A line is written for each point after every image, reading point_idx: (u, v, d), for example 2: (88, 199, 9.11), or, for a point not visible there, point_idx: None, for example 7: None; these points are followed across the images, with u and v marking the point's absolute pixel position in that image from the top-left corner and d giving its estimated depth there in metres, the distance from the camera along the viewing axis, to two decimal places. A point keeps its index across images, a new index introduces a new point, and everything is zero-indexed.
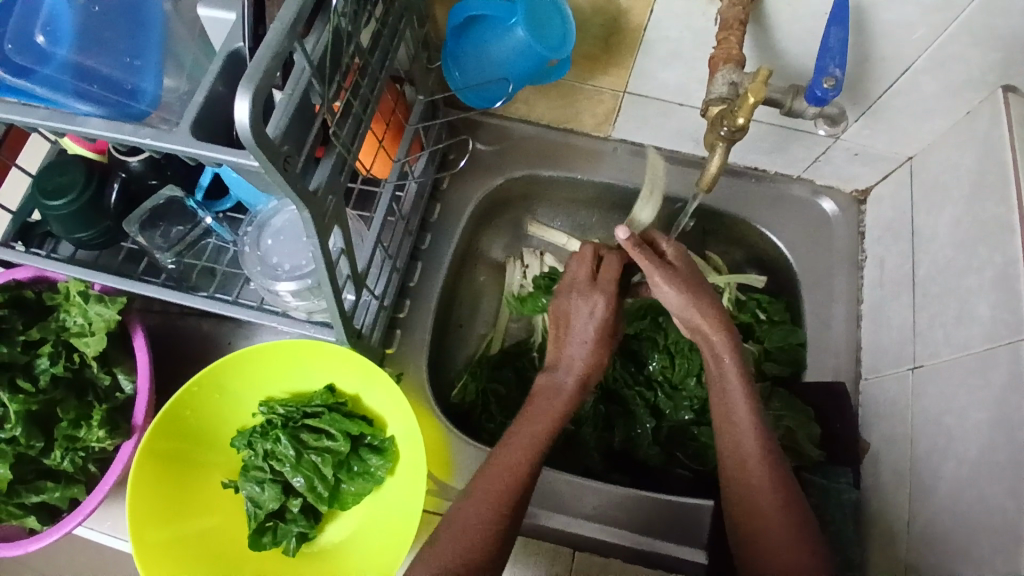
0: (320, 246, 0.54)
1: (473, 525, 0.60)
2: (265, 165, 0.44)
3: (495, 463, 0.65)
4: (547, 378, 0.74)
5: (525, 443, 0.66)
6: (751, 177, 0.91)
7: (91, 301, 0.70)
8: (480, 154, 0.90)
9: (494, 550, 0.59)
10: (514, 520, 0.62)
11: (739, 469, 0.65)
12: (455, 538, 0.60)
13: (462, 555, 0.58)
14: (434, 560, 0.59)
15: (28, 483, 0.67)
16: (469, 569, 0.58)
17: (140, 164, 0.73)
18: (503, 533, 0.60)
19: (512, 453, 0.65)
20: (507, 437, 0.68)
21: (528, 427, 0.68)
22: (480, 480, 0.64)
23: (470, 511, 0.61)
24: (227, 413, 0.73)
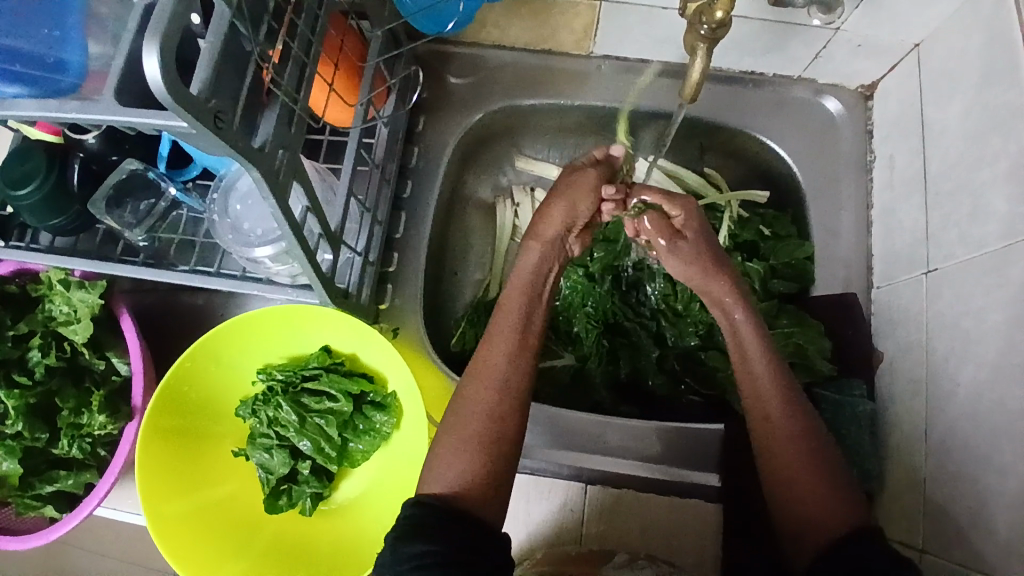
0: (279, 207, 0.51)
1: (474, 418, 0.59)
2: (194, 125, 0.41)
3: (484, 354, 0.63)
4: (524, 248, 0.70)
5: (511, 327, 0.64)
6: (747, 83, 0.84)
7: (72, 289, 0.69)
8: (455, 89, 0.85)
9: (502, 442, 0.59)
10: (516, 409, 0.61)
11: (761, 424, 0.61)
12: (458, 435, 0.59)
13: (473, 433, 0.59)
14: (443, 456, 0.58)
15: (41, 475, 0.69)
16: (479, 458, 0.58)
17: (97, 141, 0.70)
18: (505, 423, 0.60)
19: (498, 340, 0.63)
20: (491, 326, 0.65)
21: (508, 308, 0.65)
22: (472, 376, 0.62)
23: (467, 402, 0.60)
24: (229, 385, 0.73)
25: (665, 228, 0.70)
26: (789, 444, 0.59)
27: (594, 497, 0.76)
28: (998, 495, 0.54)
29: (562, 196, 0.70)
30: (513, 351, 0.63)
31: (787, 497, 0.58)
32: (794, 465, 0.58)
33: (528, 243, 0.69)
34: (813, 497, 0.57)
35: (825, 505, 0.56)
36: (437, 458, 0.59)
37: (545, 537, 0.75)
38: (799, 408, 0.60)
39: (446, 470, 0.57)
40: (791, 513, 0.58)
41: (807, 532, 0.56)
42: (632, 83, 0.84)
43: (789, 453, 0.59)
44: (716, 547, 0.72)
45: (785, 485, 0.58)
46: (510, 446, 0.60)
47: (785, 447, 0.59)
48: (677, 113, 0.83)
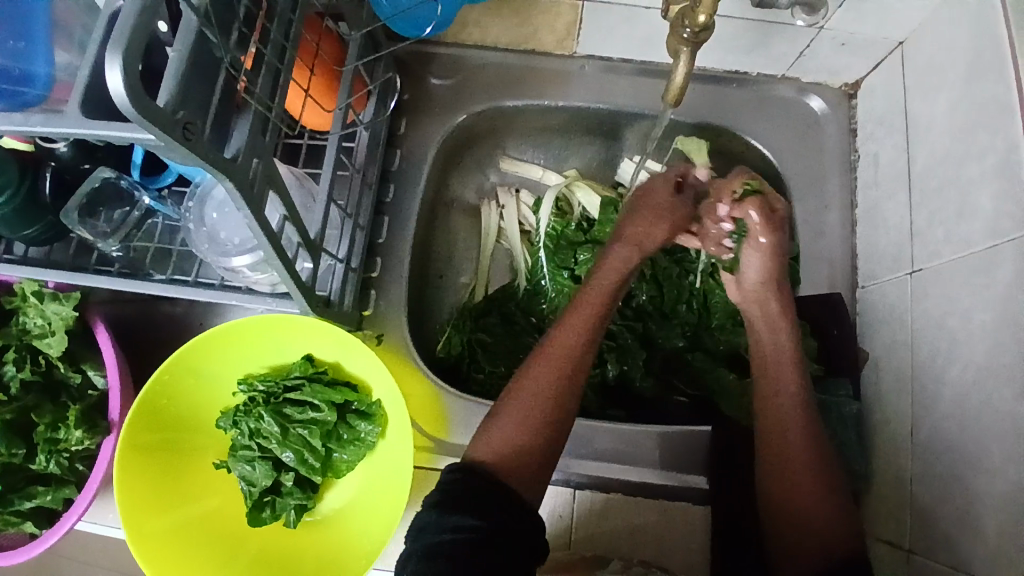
0: (255, 218, 0.50)
1: (541, 393, 0.63)
2: (160, 137, 0.40)
3: (557, 337, 0.66)
4: (609, 249, 0.74)
5: (585, 317, 0.68)
6: (732, 82, 0.84)
7: (46, 301, 0.68)
8: (437, 90, 0.84)
9: (555, 431, 0.62)
10: (574, 399, 0.64)
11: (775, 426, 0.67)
12: (520, 408, 0.62)
13: (530, 413, 0.62)
14: (499, 428, 0.61)
15: (19, 491, 0.67)
16: (534, 438, 0.61)
17: (68, 149, 0.69)
18: (563, 411, 0.63)
19: (572, 328, 0.67)
20: (567, 312, 0.69)
21: (589, 297, 0.69)
22: (542, 355, 0.66)
23: (532, 382, 0.64)
24: (209, 396, 0.72)
25: (766, 222, 0.72)
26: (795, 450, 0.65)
27: (582, 504, 0.75)
28: (985, 495, 0.54)
29: (648, 207, 0.76)
30: (586, 340, 0.66)
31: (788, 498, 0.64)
32: (796, 468, 0.64)
33: (617, 242, 0.74)
34: (809, 501, 0.63)
35: (818, 510, 0.63)
36: (492, 428, 0.61)
37: None
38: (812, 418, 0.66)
39: (499, 442, 0.60)
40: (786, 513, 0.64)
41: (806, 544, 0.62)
42: (616, 82, 0.83)
43: (795, 458, 0.65)
44: (705, 550, 0.72)
45: (787, 487, 0.64)
46: (560, 435, 0.63)
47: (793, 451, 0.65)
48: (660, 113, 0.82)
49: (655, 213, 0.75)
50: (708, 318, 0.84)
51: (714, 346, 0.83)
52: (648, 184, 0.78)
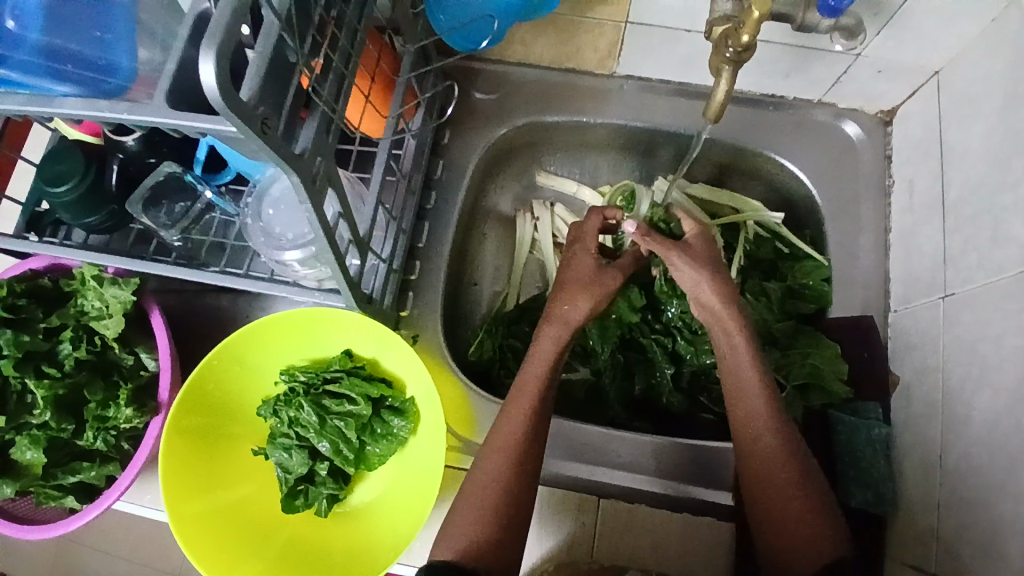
0: (314, 211, 0.53)
1: (485, 492, 0.64)
2: (242, 129, 0.43)
3: (500, 426, 0.67)
4: (539, 330, 0.72)
5: (526, 404, 0.67)
6: (768, 105, 0.85)
7: (105, 284, 0.71)
8: (480, 103, 0.87)
9: (511, 514, 0.64)
10: (527, 482, 0.65)
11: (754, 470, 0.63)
12: (469, 511, 0.64)
13: (484, 504, 0.64)
14: (457, 523, 0.64)
15: (63, 466, 0.70)
16: (488, 526, 0.63)
17: (136, 143, 0.73)
18: (515, 496, 0.64)
19: (515, 414, 0.67)
20: (510, 398, 0.68)
21: (528, 382, 0.68)
22: (485, 453, 0.66)
23: (482, 473, 0.65)
24: (253, 384, 0.75)
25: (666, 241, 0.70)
26: (775, 489, 0.61)
27: (607, 512, 0.75)
28: (1013, 520, 0.54)
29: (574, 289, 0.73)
30: (529, 424, 0.66)
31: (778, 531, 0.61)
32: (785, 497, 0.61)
33: (548, 324, 0.72)
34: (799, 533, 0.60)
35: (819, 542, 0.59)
36: (451, 525, 0.64)
37: (558, 549, 0.74)
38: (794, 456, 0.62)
39: (455, 537, 0.63)
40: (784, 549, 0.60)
41: (797, 562, 0.59)
42: (654, 102, 0.85)
43: (773, 494, 0.61)
44: (727, 566, 0.72)
45: (767, 521, 0.61)
46: (518, 517, 0.64)
47: (772, 488, 0.61)
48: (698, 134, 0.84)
49: (580, 289, 0.73)
50: None
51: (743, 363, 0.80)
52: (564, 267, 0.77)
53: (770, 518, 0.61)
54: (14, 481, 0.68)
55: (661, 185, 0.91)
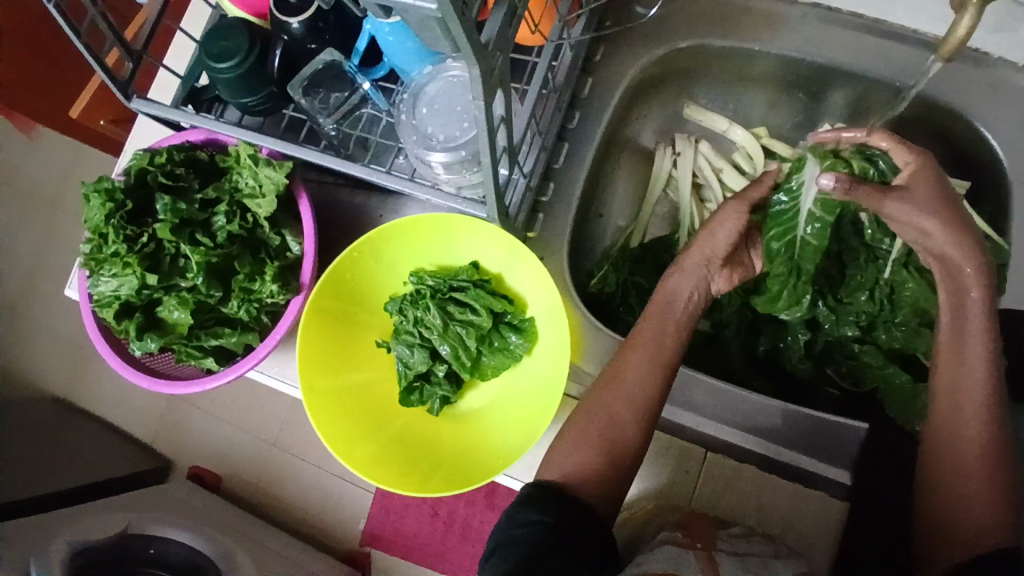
0: (486, 108, 0.51)
1: (602, 419, 0.63)
2: (444, 6, 0.41)
3: (624, 359, 0.65)
4: (673, 271, 0.70)
5: (652, 338, 0.65)
6: (969, 61, 0.74)
7: (260, 164, 0.74)
8: (640, 21, 0.81)
9: (628, 445, 0.62)
10: (647, 417, 0.63)
11: (947, 421, 0.60)
12: (585, 431, 0.63)
13: (601, 431, 0.63)
14: (570, 447, 0.63)
15: (207, 329, 0.75)
16: (603, 455, 0.62)
17: (300, 26, 0.73)
18: (633, 430, 0.63)
19: (641, 347, 0.65)
20: (634, 332, 0.67)
21: (654, 318, 0.67)
22: (607, 378, 0.65)
23: (600, 400, 0.64)
24: (383, 280, 0.77)
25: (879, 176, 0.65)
26: (962, 455, 0.59)
27: (711, 466, 0.74)
28: None
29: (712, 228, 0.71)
30: (656, 358, 0.64)
31: (947, 500, 0.59)
32: (967, 465, 0.58)
33: (681, 268, 0.70)
34: (967, 509, 0.57)
35: (987, 525, 0.56)
36: (562, 447, 0.64)
37: (656, 491, 0.75)
38: (998, 438, 0.58)
39: (567, 460, 0.62)
40: (942, 525, 0.58)
41: (960, 538, 0.56)
42: (840, 37, 0.76)
43: (958, 456, 0.59)
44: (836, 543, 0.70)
45: (940, 492, 0.59)
46: (635, 450, 0.63)
47: (958, 454, 0.59)
48: (912, 88, 0.75)
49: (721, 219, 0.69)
50: (890, 312, 0.76)
51: (887, 343, 0.76)
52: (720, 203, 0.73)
53: (942, 482, 0.59)
54: (159, 336, 0.74)
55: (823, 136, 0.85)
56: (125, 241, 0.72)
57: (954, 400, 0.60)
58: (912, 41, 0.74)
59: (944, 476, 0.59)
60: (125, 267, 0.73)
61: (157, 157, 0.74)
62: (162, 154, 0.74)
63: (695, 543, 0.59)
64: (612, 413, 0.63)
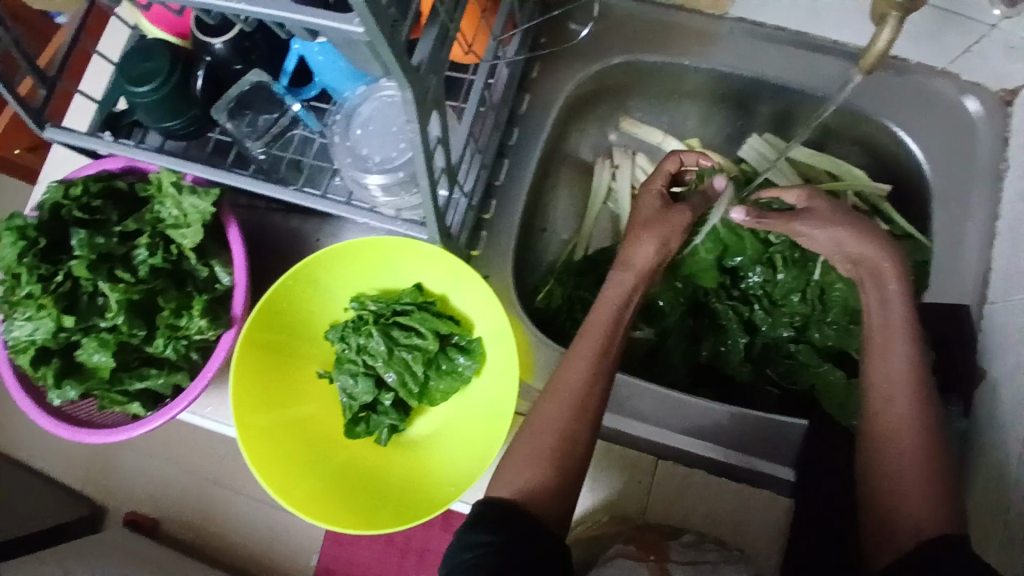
0: (421, 131, 0.49)
1: (547, 431, 0.61)
2: (371, 30, 0.40)
3: (566, 367, 0.64)
4: (612, 275, 0.71)
5: (593, 344, 0.64)
6: (890, 68, 0.78)
7: (183, 193, 0.70)
8: (575, 38, 0.82)
9: (573, 454, 0.61)
10: (589, 424, 0.62)
11: (881, 414, 0.62)
12: (532, 446, 0.61)
13: (545, 442, 0.61)
14: (514, 462, 0.61)
15: (131, 371, 0.70)
16: (548, 468, 0.60)
17: (224, 47, 0.70)
18: (577, 439, 0.61)
19: (582, 354, 0.64)
20: (574, 339, 0.66)
21: (594, 323, 0.66)
22: (551, 390, 0.63)
23: (544, 411, 0.62)
24: (323, 307, 0.74)
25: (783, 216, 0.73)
26: (897, 445, 0.60)
27: (663, 475, 0.75)
28: None
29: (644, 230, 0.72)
30: (596, 363, 0.64)
31: (889, 493, 0.59)
32: (903, 455, 0.59)
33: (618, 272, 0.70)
34: (909, 501, 0.57)
35: (925, 514, 0.56)
36: (508, 463, 0.61)
37: (609, 502, 0.74)
38: (931, 428, 0.60)
39: (513, 476, 0.60)
40: (886, 519, 0.58)
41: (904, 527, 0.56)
42: (767, 50, 0.79)
43: (893, 445, 0.60)
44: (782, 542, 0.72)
45: (881, 485, 0.60)
46: (580, 459, 0.61)
47: (895, 442, 0.60)
48: (834, 97, 0.78)
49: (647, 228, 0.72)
50: (822, 311, 0.79)
51: (822, 342, 0.79)
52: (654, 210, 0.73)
53: (883, 477, 0.60)
54: (79, 383, 0.69)
55: (753, 143, 0.87)
56: (39, 280, 0.67)
57: (885, 391, 0.62)
58: (834, 52, 0.78)
59: (884, 468, 0.60)
60: (40, 309, 0.67)
61: (71, 188, 0.69)
62: (77, 185, 0.69)
63: (646, 556, 0.59)
64: (556, 423, 0.62)
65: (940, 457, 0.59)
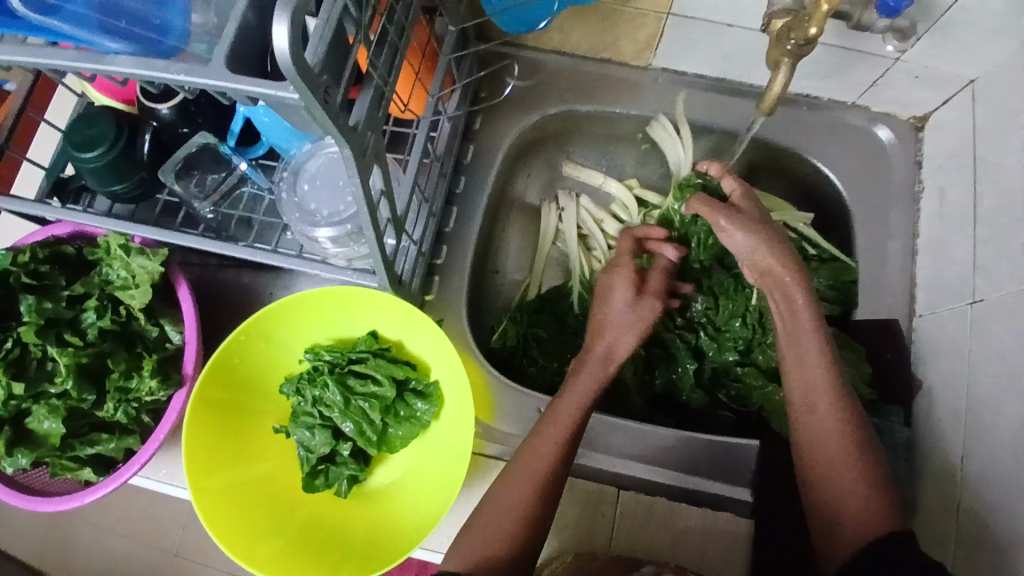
0: (361, 185, 0.51)
1: (510, 508, 0.62)
2: (305, 95, 0.42)
3: (533, 445, 0.65)
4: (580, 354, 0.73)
5: (562, 424, 0.66)
6: (804, 105, 0.85)
7: (132, 254, 0.70)
8: (513, 90, 0.86)
9: (532, 531, 0.61)
10: (551, 501, 0.63)
11: (807, 424, 0.65)
12: (492, 521, 0.61)
13: (508, 519, 0.61)
14: (475, 537, 0.61)
15: (81, 438, 0.68)
16: (508, 543, 0.60)
17: (170, 112, 0.71)
18: (539, 517, 0.62)
19: (550, 431, 0.65)
20: (543, 418, 0.67)
21: (564, 403, 0.68)
22: (528, 448, 0.65)
23: (510, 488, 0.63)
24: (277, 360, 0.74)
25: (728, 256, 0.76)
26: (832, 456, 0.62)
27: (626, 503, 0.75)
28: None
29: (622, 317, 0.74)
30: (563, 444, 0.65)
31: (831, 501, 0.61)
32: (840, 464, 0.61)
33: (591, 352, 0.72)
34: (849, 506, 0.59)
35: (864, 515, 0.58)
36: (467, 539, 0.61)
37: (574, 537, 0.74)
38: (861, 433, 0.63)
39: (471, 550, 0.60)
40: (831, 526, 0.60)
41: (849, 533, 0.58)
42: (689, 97, 0.86)
43: (829, 456, 0.62)
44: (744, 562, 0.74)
45: (822, 496, 0.62)
46: (538, 536, 0.62)
47: (828, 449, 0.62)
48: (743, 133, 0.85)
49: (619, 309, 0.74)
50: (762, 334, 0.82)
51: (765, 363, 0.82)
52: (608, 274, 0.78)
53: (821, 485, 0.62)
54: (30, 451, 0.65)
55: None
56: None
57: (817, 404, 0.65)
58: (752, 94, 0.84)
59: (824, 477, 0.62)
60: None
61: (18, 254, 0.67)
62: (26, 250, 0.68)
63: None
64: (519, 500, 0.62)
65: (873, 469, 0.61)
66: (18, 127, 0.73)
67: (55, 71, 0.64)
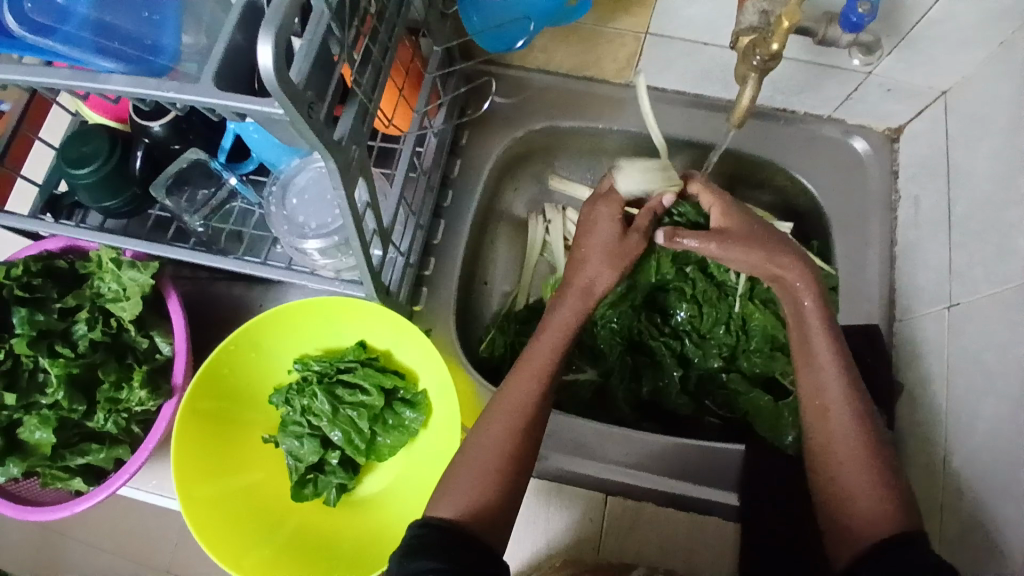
0: (347, 197, 0.53)
1: (492, 450, 0.62)
2: (290, 110, 0.44)
3: (510, 389, 0.65)
4: (557, 300, 0.73)
5: (536, 368, 0.67)
6: (780, 119, 0.88)
7: (124, 267, 0.71)
8: (499, 107, 0.89)
9: (514, 471, 0.62)
10: (531, 443, 0.64)
11: (819, 420, 0.65)
12: (474, 466, 0.61)
13: (490, 463, 0.61)
14: (458, 483, 0.61)
15: (72, 447, 0.69)
16: (493, 488, 0.60)
17: (163, 129, 0.73)
18: (520, 457, 0.62)
19: (526, 375, 0.66)
20: (518, 364, 0.68)
21: (539, 348, 0.68)
22: (500, 401, 0.65)
23: (489, 430, 0.63)
24: (266, 371, 0.75)
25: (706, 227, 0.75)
26: (837, 454, 0.62)
27: (614, 507, 0.78)
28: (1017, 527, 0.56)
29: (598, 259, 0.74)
30: (539, 385, 0.66)
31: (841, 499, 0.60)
32: (847, 461, 0.61)
33: (569, 293, 0.73)
34: (858, 505, 0.59)
35: (873, 514, 0.58)
36: (451, 484, 0.61)
37: (565, 541, 0.78)
38: (869, 430, 0.63)
39: (459, 495, 0.60)
40: (841, 525, 0.60)
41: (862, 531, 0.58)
42: (670, 111, 0.88)
43: (837, 454, 0.62)
44: (735, 566, 0.74)
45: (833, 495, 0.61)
46: (521, 476, 0.62)
47: (838, 446, 0.62)
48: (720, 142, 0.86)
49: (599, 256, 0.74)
50: (745, 340, 0.84)
51: (750, 369, 0.84)
52: (590, 209, 0.78)
53: (835, 483, 0.62)
54: (21, 460, 0.66)
55: None
56: None
57: (827, 401, 0.65)
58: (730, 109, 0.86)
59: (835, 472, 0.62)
60: None
61: (11, 268, 0.68)
62: (20, 264, 0.69)
63: None
64: (500, 442, 0.62)
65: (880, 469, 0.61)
66: (13, 144, 0.75)
67: (51, 91, 0.65)
